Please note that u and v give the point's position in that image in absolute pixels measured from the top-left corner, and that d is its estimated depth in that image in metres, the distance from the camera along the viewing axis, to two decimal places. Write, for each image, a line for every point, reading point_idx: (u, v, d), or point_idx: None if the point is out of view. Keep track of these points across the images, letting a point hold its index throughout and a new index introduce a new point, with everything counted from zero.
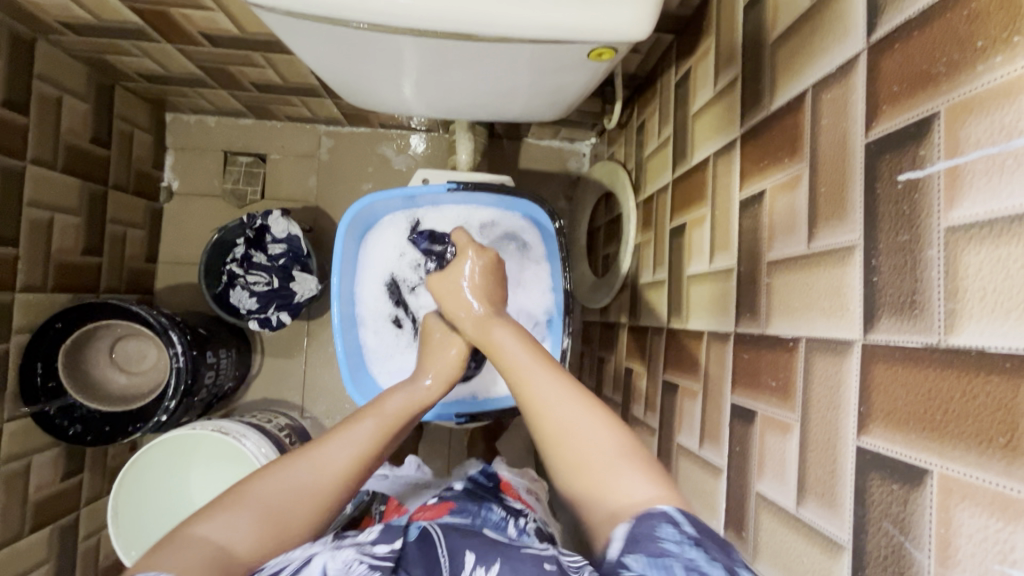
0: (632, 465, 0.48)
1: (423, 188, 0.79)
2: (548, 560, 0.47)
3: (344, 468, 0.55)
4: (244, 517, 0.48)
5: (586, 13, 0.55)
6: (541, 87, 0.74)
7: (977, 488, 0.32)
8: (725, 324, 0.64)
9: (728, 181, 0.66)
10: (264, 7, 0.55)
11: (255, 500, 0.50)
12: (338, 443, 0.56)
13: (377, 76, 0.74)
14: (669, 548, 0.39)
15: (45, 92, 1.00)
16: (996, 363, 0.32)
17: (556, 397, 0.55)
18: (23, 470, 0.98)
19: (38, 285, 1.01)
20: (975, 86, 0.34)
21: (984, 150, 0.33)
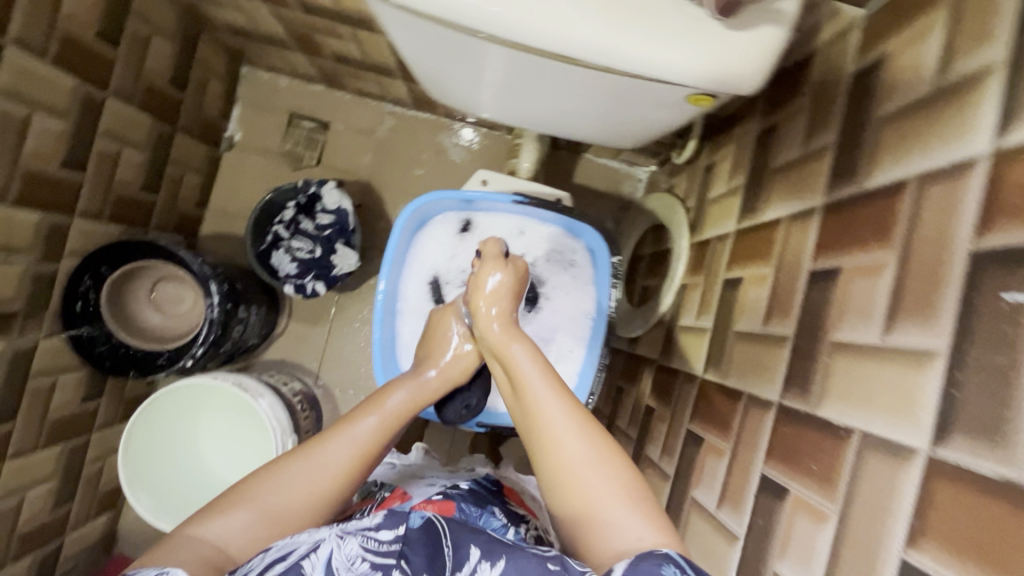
0: (626, 505, 0.52)
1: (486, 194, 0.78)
2: (552, 560, 0.48)
3: (352, 464, 0.58)
4: (243, 518, 0.52)
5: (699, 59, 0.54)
6: (629, 116, 0.72)
7: None
8: (769, 391, 0.62)
9: (799, 247, 0.64)
10: None
11: (255, 502, 0.53)
12: (348, 438, 0.59)
13: (461, 71, 0.73)
14: None
15: (138, 30, 1.02)
16: None
17: (565, 430, 0.58)
18: (48, 386, 1.01)
19: (96, 212, 1.04)
20: None
21: None
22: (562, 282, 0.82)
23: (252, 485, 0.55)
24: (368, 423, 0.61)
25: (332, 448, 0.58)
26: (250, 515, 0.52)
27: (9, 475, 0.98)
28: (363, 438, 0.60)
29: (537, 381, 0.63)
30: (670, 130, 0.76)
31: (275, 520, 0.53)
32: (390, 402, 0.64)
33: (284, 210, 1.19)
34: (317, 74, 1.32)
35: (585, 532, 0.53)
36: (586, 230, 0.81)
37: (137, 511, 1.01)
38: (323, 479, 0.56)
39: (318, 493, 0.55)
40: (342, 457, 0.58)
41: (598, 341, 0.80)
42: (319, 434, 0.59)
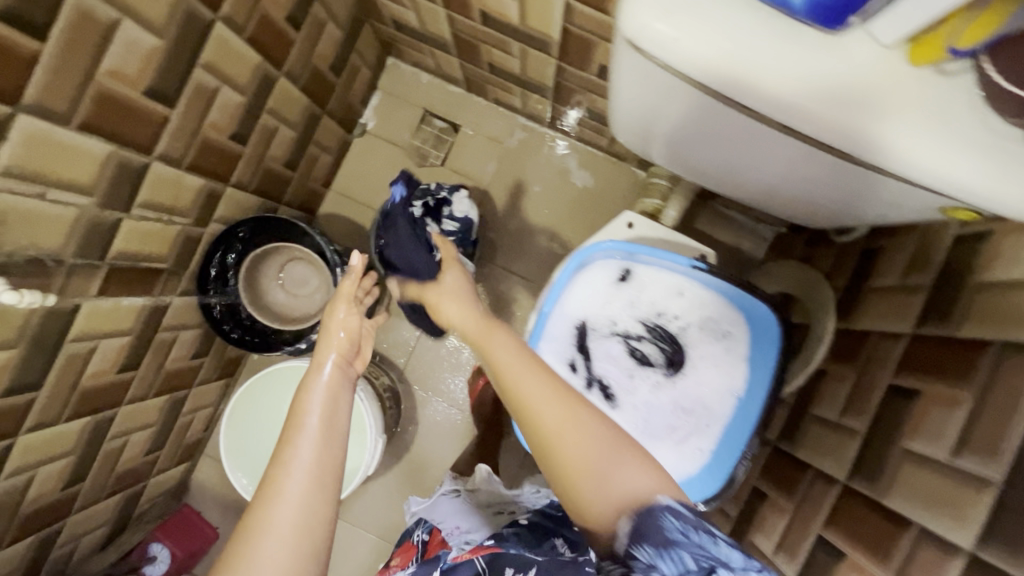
0: (627, 462, 0.58)
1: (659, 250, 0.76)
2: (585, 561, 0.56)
3: (318, 471, 0.55)
4: (271, 547, 0.50)
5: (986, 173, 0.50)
6: (864, 189, 0.67)
7: None
8: (963, 537, 0.57)
9: (1016, 382, 0.58)
10: (659, 58, 0.52)
11: (270, 531, 0.51)
12: (298, 460, 0.55)
13: (676, 112, 0.70)
14: (673, 542, 0.52)
15: (320, 17, 1.04)
16: None
17: (542, 398, 0.60)
18: (170, 341, 1.05)
19: (246, 185, 1.07)
20: None
21: None
22: (713, 352, 0.79)
23: (255, 521, 0.51)
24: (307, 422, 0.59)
25: (292, 476, 0.54)
26: (278, 546, 0.50)
27: (123, 418, 1.03)
28: (310, 450, 0.57)
29: (521, 367, 0.63)
30: (896, 211, 0.71)
31: (290, 544, 0.51)
32: (310, 402, 0.62)
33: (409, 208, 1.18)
34: (461, 77, 1.33)
35: (569, 483, 0.58)
36: (757, 306, 0.76)
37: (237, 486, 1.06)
38: (299, 491, 0.53)
39: (308, 507, 0.53)
40: (306, 474, 0.55)
41: (748, 423, 0.76)
42: (272, 466, 0.55)
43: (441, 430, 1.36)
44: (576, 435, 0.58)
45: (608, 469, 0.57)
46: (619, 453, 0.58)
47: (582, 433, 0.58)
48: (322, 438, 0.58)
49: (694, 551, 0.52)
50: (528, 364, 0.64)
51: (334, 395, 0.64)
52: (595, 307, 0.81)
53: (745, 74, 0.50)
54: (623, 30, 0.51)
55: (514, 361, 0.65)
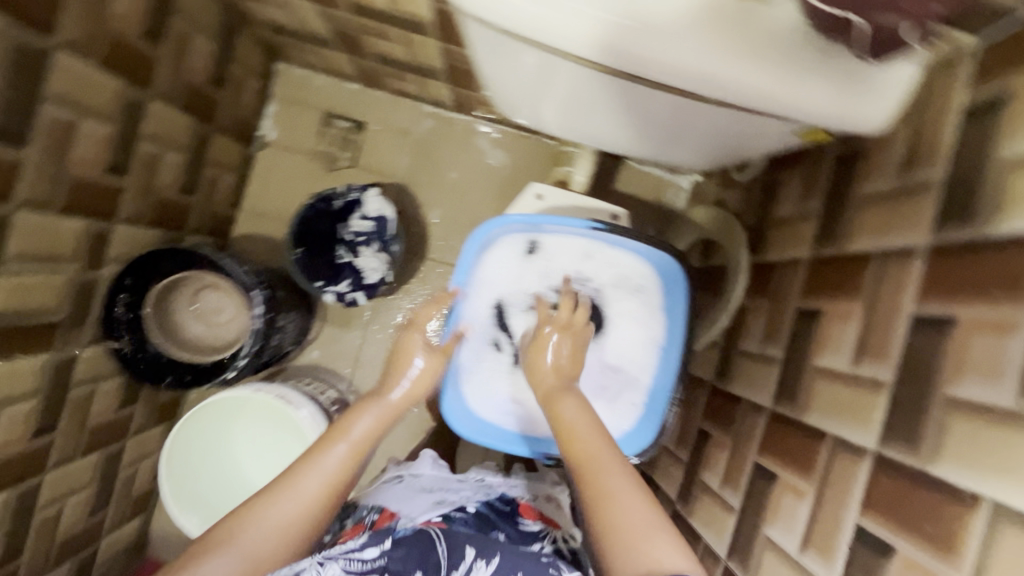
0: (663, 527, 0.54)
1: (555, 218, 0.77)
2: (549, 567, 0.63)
3: (320, 497, 0.61)
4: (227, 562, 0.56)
5: (822, 91, 0.52)
6: (721, 124, 0.69)
7: None
8: (863, 438, 0.60)
9: (897, 286, 0.61)
10: (483, 19, 0.52)
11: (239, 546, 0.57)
12: (300, 483, 0.61)
13: (535, 79, 0.70)
14: None
15: (181, 30, 0.98)
16: None
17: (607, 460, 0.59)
18: (88, 396, 0.99)
19: (136, 219, 1.01)
20: None
21: None
22: (627, 306, 0.81)
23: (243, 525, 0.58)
24: (335, 452, 0.64)
25: (286, 498, 0.60)
26: (233, 558, 0.56)
27: (50, 485, 0.96)
28: (330, 470, 0.63)
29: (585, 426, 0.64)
30: (759, 138, 0.73)
31: (259, 556, 0.57)
32: (353, 426, 0.66)
33: (319, 216, 1.15)
34: (355, 73, 1.28)
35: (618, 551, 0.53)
36: (661, 256, 0.79)
37: (184, 527, 1.01)
38: (298, 508, 0.60)
39: (291, 525, 0.59)
40: (302, 499, 0.60)
41: (671, 370, 0.79)
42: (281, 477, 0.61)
43: (399, 433, 1.34)
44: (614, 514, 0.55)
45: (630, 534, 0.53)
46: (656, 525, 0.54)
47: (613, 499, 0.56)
48: (339, 468, 0.63)
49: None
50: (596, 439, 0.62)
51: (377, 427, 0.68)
52: (507, 282, 0.84)
53: (577, 31, 0.50)
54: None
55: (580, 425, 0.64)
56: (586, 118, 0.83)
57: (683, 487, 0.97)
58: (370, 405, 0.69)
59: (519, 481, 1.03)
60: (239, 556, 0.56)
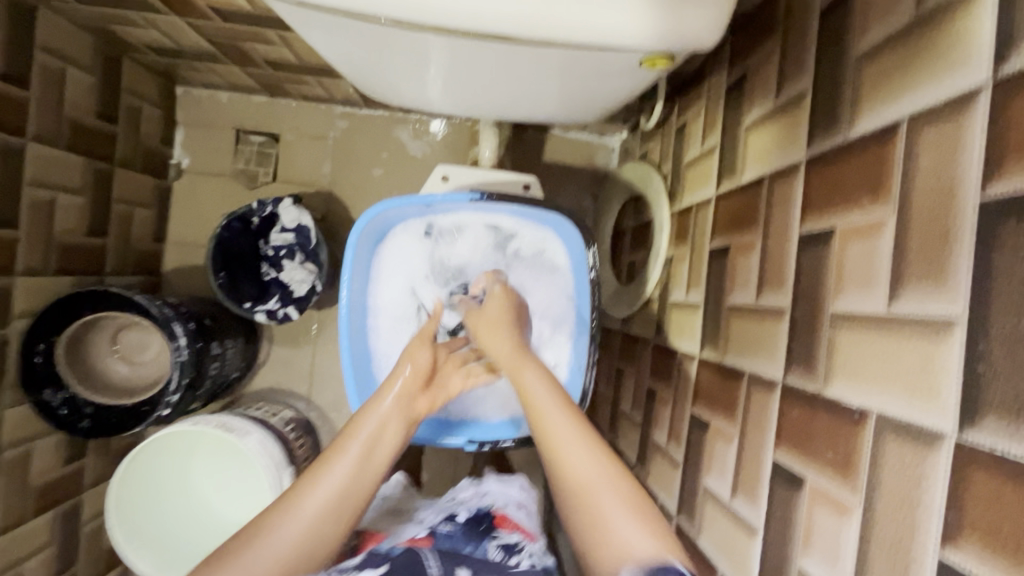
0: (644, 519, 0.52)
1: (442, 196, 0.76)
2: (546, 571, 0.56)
3: (341, 499, 0.59)
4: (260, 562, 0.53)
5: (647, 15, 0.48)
6: (575, 91, 0.66)
7: None
8: (772, 370, 0.57)
9: (787, 207, 0.58)
10: None
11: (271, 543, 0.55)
12: (326, 481, 0.59)
13: (382, 71, 0.67)
14: None
15: (48, 65, 0.94)
16: None
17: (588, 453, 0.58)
18: (23, 457, 0.95)
19: (39, 268, 0.97)
20: None
21: None
22: (532, 272, 0.82)
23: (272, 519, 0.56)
24: (354, 445, 0.61)
25: (315, 489, 0.58)
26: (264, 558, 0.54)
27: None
28: (344, 473, 0.60)
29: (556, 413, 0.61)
30: (620, 105, 0.71)
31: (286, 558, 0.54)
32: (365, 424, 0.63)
33: (237, 236, 1.11)
34: (257, 85, 1.24)
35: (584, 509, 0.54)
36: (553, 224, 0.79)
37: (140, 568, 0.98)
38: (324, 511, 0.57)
39: (319, 527, 0.57)
40: (330, 492, 0.59)
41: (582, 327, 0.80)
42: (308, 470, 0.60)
43: None
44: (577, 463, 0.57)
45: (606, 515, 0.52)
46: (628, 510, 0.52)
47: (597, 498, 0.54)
48: (362, 463, 0.61)
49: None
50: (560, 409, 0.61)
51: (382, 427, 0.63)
52: (408, 270, 0.82)
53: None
54: None
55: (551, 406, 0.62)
56: (458, 111, 0.79)
57: (640, 451, 0.94)
58: (389, 393, 0.66)
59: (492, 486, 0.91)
60: (276, 548, 0.54)
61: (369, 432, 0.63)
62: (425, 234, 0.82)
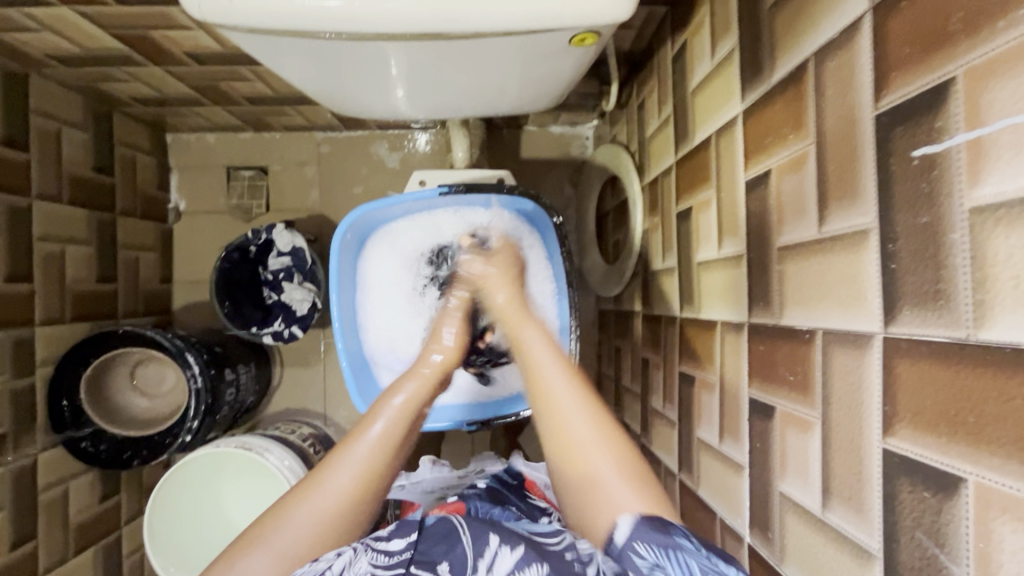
0: (625, 490, 0.54)
1: (415, 195, 0.81)
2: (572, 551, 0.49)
3: (356, 488, 0.57)
4: (261, 558, 0.52)
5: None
6: (528, 78, 0.70)
7: (999, 494, 0.29)
8: (739, 313, 0.60)
9: (732, 159, 0.61)
10: (228, 26, 0.54)
11: (273, 543, 0.53)
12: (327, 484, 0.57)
13: (348, 88, 0.72)
14: (682, 544, 0.45)
15: (44, 128, 1.01)
16: (1015, 360, 0.28)
17: (586, 437, 0.58)
18: (62, 496, 1.00)
19: (57, 317, 1.03)
20: (973, 57, 0.30)
21: (968, 134, 0.31)
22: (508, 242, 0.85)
23: (296, 505, 0.55)
24: (369, 437, 0.60)
25: (342, 468, 0.58)
26: (266, 556, 0.52)
27: None
28: (365, 456, 0.58)
29: (546, 360, 0.65)
30: (574, 83, 0.74)
31: (294, 556, 0.53)
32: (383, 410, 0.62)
33: (235, 263, 1.16)
34: (240, 122, 1.30)
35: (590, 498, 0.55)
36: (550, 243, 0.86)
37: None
38: (333, 505, 0.55)
39: (330, 522, 0.55)
40: (355, 471, 0.57)
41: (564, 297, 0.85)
42: (333, 453, 0.59)
43: None
44: (609, 515, 0.53)
45: (603, 481, 0.55)
46: (625, 482, 0.54)
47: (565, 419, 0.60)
48: (387, 435, 0.60)
49: (700, 559, 0.43)
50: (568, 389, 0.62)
51: (413, 406, 0.64)
52: (391, 272, 0.87)
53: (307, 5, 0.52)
54: (193, 12, 0.53)
55: (548, 364, 0.64)
56: (429, 117, 0.83)
57: (643, 420, 0.97)
58: (393, 391, 0.64)
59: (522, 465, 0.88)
60: (285, 541, 0.53)
61: (389, 416, 0.62)
62: (399, 237, 0.87)
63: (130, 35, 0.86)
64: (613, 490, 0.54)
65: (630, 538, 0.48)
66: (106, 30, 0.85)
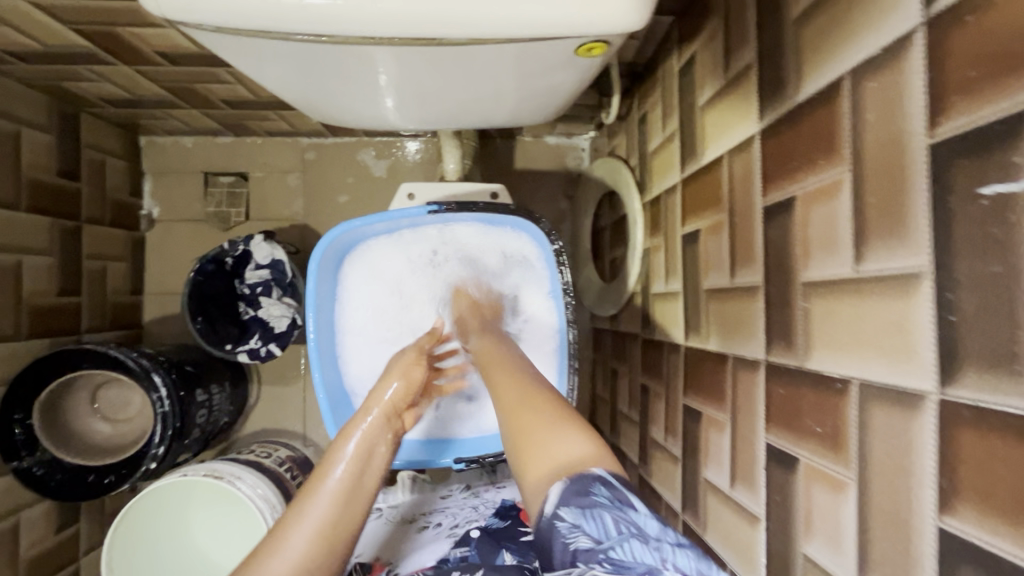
0: None
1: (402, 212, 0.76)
2: None
3: (318, 552, 0.48)
4: None
5: (568, 3, 0.48)
6: (527, 90, 0.65)
7: None
8: (754, 349, 0.55)
9: (747, 181, 0.57)
10: (193, 24, 0.48)
11: None
12: (285, 552, 0.47)
13: (331, 96, 0.66)
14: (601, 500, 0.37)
15: (2, 128, 0.93)
16: None
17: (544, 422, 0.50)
18: (11, 529, 0.92)
19: (11, 332, 0.95)
20: None
21: None
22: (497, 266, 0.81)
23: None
24: (327, 490, 0.52)
25: (301, 529, 0.49)
26: None
27: None
28: (322, 513, 0.50)
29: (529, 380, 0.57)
30: (576, 95, 0.69)
31: None
32: (343, 451, 0.55)
33: (211, 276, 1.09)
34: (219, 126, 1.23)
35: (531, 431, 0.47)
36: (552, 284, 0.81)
37: None
38: (296, 569, 0.47)
39: None
40: (316, 528, 0.49)
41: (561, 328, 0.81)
42: (288, 513, 0.50)
43: None
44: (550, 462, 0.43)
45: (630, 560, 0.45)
46: None
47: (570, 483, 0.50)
48: (350, 482, 0.53)
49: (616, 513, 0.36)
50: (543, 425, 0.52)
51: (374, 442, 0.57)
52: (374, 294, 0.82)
53: (283, 4, 0.46)
54: (153, 8, 0.47)
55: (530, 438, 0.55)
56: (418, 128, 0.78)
57: (642, 450, 0.91)
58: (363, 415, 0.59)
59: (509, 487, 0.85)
60: None
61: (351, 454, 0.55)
62: (383, 256, 0.81)
63: (95, 31, 0.80)
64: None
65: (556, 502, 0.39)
66: (69, 25, 0.78)
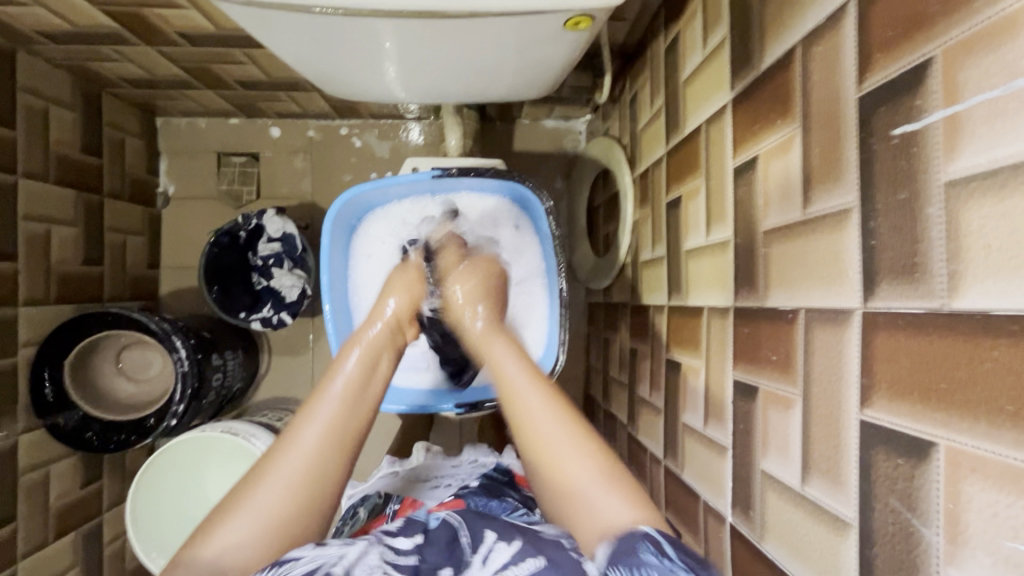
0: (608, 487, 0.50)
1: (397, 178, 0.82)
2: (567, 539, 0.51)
3: (330, 445, 0.54)
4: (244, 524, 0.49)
5: None
6: (524, 63, 0.70)
7: (986, 461, 0.30)
8: (725, 298, 0.61)
9: (721, 148, 0.62)
10: None
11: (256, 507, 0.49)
12: (296, 449, 0.53)
13: (341, 67, 0.72)
14: (647, 558, 0.40)
15: (31, 105, 0.99)
16: (1004, 327, 0.29)
17: (556, 431, 0.54)
18: (43, 479, 0.99)
19: (41, 297, 1.02)
20: (950, 37, 0.32)
21: (945, 111, 0.32)
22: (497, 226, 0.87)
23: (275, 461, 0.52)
24: (332, 396, 0.56)
25: (312, 425, 0.54)
26: (250, 520, 0.49)
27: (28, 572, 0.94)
28: (329, 415, 0.55)
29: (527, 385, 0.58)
30: (568, 70, 0.74)
31: (272, 523, 0.49)
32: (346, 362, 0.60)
33: (224, 247, 1.15)
34: (232, 107, 1.29)
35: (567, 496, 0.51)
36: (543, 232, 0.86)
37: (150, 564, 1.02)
38: (305, 462, 0.52)
39: (306, 482, 0.51)
40: (325, 427, 0.54)
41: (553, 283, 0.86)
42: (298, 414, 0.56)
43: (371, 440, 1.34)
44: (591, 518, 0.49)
45: (579, 473, 0.51)
46: (605, 483, 0.50)
47: (540, 425, 0.55)
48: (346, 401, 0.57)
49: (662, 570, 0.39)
50: (528, 381, 0.59)
51: (374, 357, 0.62)
52: (380, 265, 0.88)
53: None
54: None
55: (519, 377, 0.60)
56: (420, 100, 0.84)
57: (630, 410, 0.98)
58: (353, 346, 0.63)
59: (514, 457, 0.86)
60: (261, 505, 0.49)
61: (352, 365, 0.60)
62: (385, 227, 0.88)
63: (121, 12, 0.86)
64: (600, 501, 0.50)
65: (609, 563, 0.42)
66: (98, 6, 0.84)
